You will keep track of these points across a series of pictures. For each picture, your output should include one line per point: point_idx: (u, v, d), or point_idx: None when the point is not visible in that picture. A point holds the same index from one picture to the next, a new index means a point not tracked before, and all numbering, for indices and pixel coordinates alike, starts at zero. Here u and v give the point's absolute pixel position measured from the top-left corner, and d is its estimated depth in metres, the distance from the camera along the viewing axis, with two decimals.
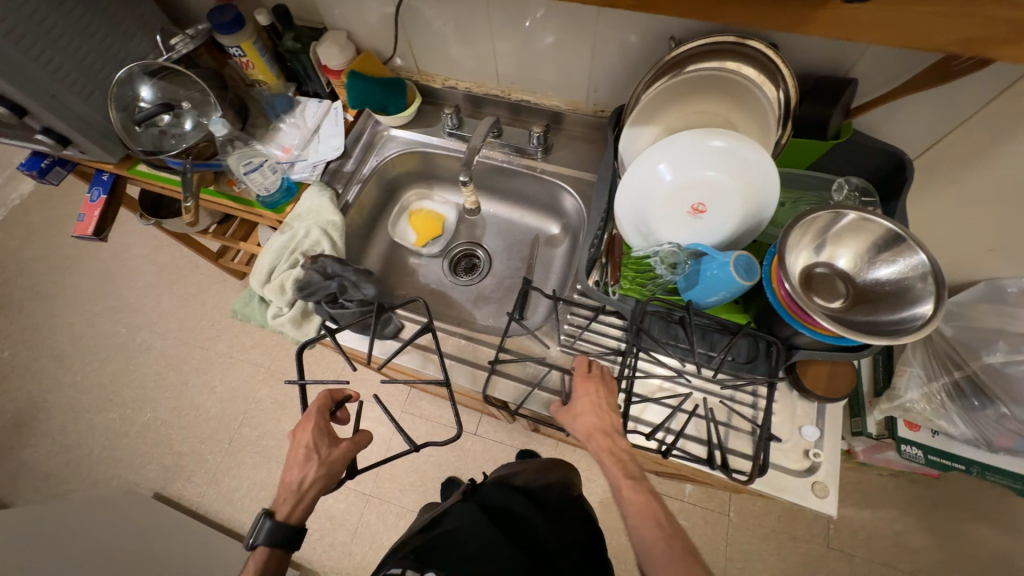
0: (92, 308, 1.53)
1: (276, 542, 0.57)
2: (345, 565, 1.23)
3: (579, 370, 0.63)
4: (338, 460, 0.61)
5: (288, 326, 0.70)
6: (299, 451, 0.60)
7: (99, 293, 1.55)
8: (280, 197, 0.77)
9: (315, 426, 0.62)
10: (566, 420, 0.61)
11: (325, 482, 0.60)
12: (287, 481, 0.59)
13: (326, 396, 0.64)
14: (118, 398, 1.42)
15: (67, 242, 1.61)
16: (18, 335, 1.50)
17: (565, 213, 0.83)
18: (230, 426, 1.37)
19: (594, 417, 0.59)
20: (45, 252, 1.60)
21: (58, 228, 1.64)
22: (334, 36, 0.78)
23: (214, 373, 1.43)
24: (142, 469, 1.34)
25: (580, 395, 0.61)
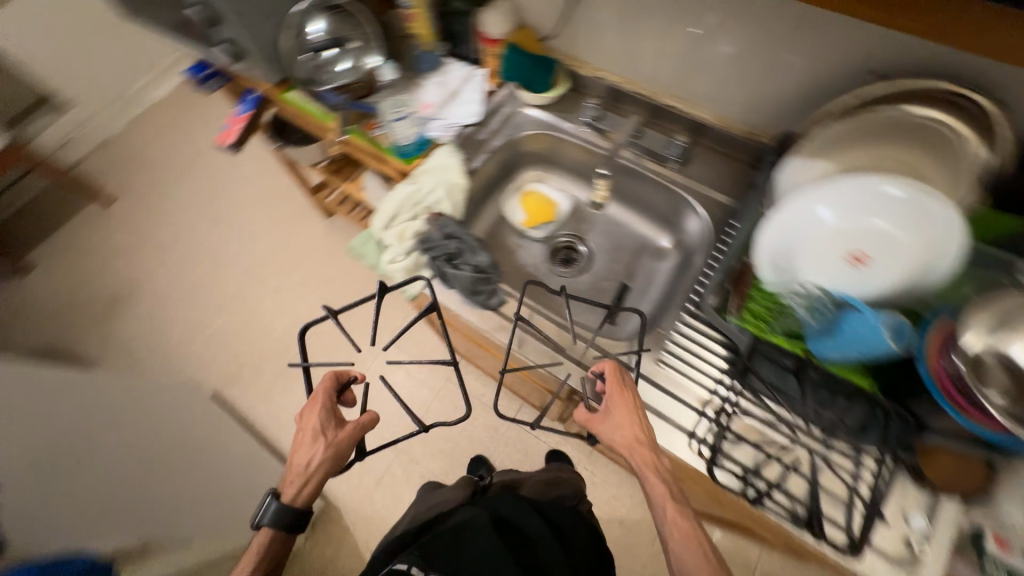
0: (197, 212, 1.66)
1: (282, 523, 0.58)
2: (364, 508, 1.28)
3: (611, 375, 0.61)
4: (344, 442, 0.59)
5: (400, 273, 0.73)
6: (303, 434, 0.59)
7: (204, 201, 1.68)
8: (413, 149, 0.80)
9: (319, 409, 0.60)
10: (602, 427, 0.61)
11: (332, 464, 0.60)
12: (295, 464, 0.59)
13: (333, 376, 0.62)
14: (202, 298, 1.54)
15: (188, 147, 1.76)
16: (131, 220, 1.66)
17: (682, 230, 0.81)
18: (291, 350, 1.45)
19: (636, 430, 0.58)
20: (168, 153, 1.75)
21: (184, 134, 1.78)
22: (505, 6, 0.80)
23: (287, 297, 1.52)
24: (208, 367, 1.45)
25: (614, 405, 0.60)
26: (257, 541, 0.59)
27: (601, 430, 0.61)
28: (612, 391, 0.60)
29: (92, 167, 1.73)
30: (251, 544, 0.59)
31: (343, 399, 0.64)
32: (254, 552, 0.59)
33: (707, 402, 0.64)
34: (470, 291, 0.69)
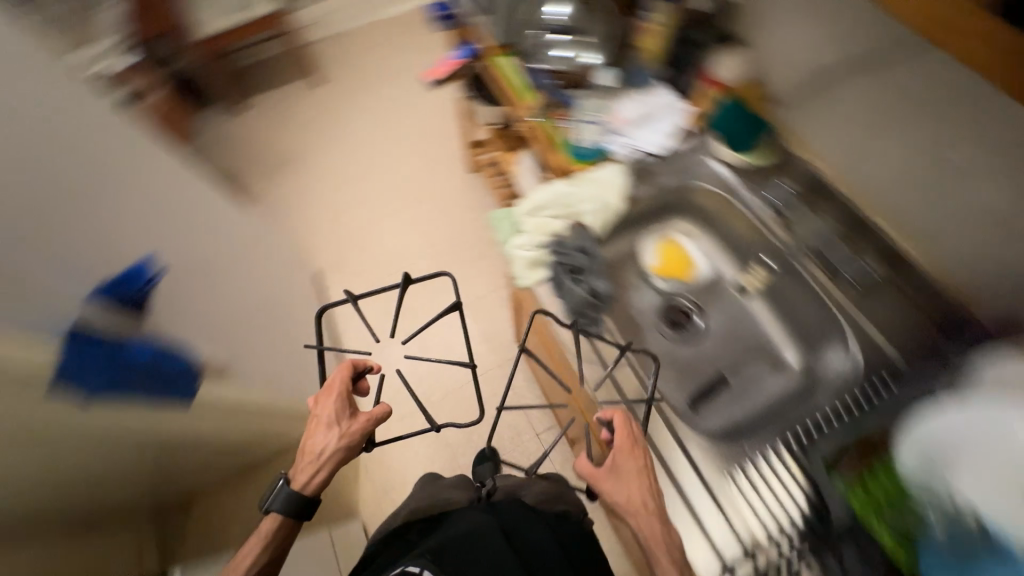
0: (374, 120, 1.86)
1: (291, 508, 0.61)
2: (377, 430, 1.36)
3: (620, 427, 0.60)
4: (357, 433, 0.61)
5: (522, 260, 0.76)
6: (319, 420, 0.62)
7: (386, 115, 1.87)
8: (588, 152, 0.81)
9: (335, 397, 0.62)
10: (607, 481, 0.58)
11: (345, 454, 0.61)
12: (308, 450, 0.61)
13: (349, 365, 0.63)
14: (343, 190, 1.74)
15: (393, 64, 1.97)
16: (325, 104, 1.91)
17: (817, 359, 0.72)
18: (389, 267, 1.59)
19: (643, 494, 0.57)
20: (377, 63, 1.98)
21: (396, 52, 2.00)
22: (748, 61, 0.82)
23: (407, 222, 1.66)
24: (321, 248, 1.64)
25: (624, 459, 0.59)
26: (266, 524, 0.62)
27: (604, 486, 0.58)
28: (622, 444, 0.60)
29: (323, 53, 2.02)
30: (260, 527, 0.62)
31: (358, 389, 0.66)
32: (263, 535, 0.62)
33: (760, 545, 0.57)
34: (577, 311, 0.70)
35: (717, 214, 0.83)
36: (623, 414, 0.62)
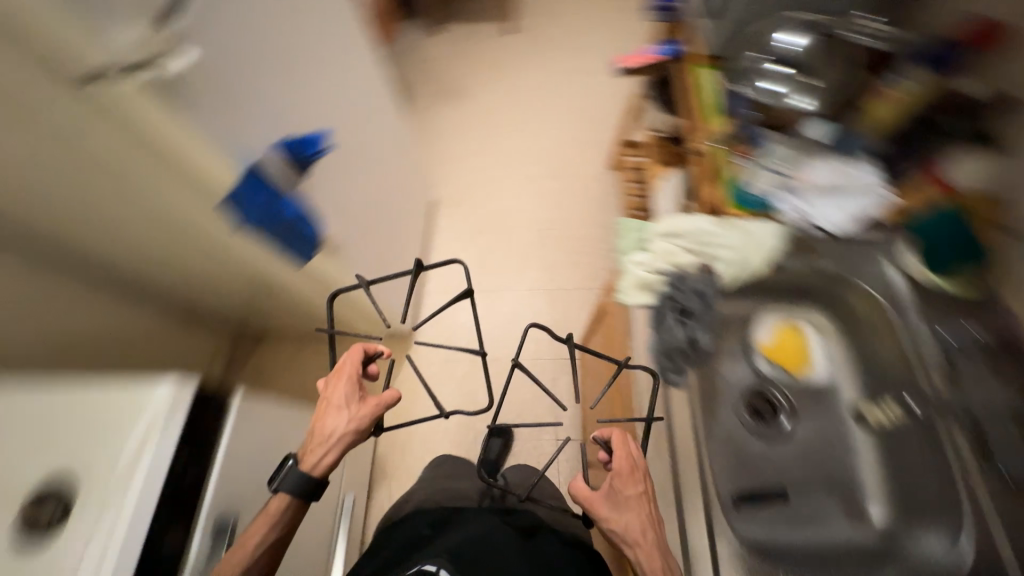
0: (546, 84, 1.89)
1: (301, 490, 0.61)
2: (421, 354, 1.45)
3: (621, 447, 0.64)
4: (367, 415, 0.65)
5: (634, 277, 0.73)
6: (332, 401, 0.66)
7: (559, 88, 1.91)
8: (752, 200, 0.74)
9: (347, 379, 0.67)
10: (605, 505, 0.61)
11: (353, 436, 0.64)
12: (322, 428, 0.64)
13: (360, 349, 0.69)
14: (490, 135, 1.81)
15: (589, 42, 1.97)
16: (511, 52, 1.98)
17: (903, 530, 0.64)
18: (495, 222, 1.66)
19: (641, 518, 0.59)
20: (575, 34, 2.00)
21: (597, 31, 1.99)
22: (994, 170, 0.69)
23: (529, 189, 1.70)
24: (448, 178, 1.75)
25: (624, 482, 0.62)
26: (271, 506, 0.61)
27: (602, 510, 0.61)
28: (624, 467, 0.63)
29: (530, 11, 2.10)
30: (269, 507, 0.61)
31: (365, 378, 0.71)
32: (271, 516, 0.61)
33: None
34: (667, 353, 0.67)
35: (863, 317, 0.73)
36: (622, 435, 0.66)
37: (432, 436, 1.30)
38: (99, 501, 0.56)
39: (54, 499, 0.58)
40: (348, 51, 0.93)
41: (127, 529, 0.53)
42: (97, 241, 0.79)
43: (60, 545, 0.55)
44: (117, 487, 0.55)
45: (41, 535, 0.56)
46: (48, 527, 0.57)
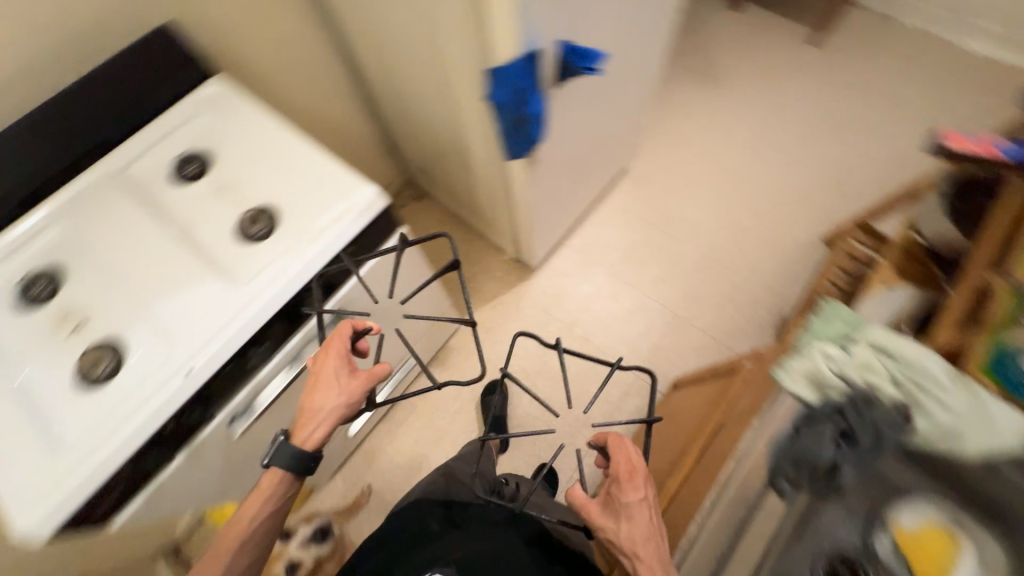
0: (810, 134, 1.68)
1: (295, 466, 0.62)
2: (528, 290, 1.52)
3: (618, 455, 0.66)
4: (359, 391, 0.63)
5: (811, 365, 0.63)
6: (323, 378, 0.63)
7: (821, 139, 1.68)
8: (1013, 377, 0.58)
9: (337, 355, 0.63)
10: (602, 511, 0.64)
11: (341, 412, 0.63)
12: (314, 405, 0.62)
13: (349, 323, 0.65)
14: (718, 146, 1.69)
15: (889, 119, 1.68)
16: (799, 81, 1.76)
17: None
18: (667, 226, 1.59)
19: (644, 525, 0.62)
20: (881, 102, 1.70)
21: (909, 114, 1.68)
22: None
23: (718, 218, 1.59)
24: (652, 158, 1.69)
25: (625, 490, 0.63)
26: (260, 483, 0.63)
27: (599, 518, 0.64)
28: (623, 475, 0.65)
29: (851, 45, 1.81)
30: (261, 485, 0.63)
31: (355, 352, 0.68)
32: (262, 492, 0.62)
33: None
34: (795, 458, 0.60)
35: None
36: (620, 440, 0.68)
37: (496, 360, 1.42)
38: (294, 242, 0.69)
39: (269, 221, 0.72)
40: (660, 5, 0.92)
41: (298, 269, 0.67)
42: (387, 52, 0.95)
43: (258, 255, 0.69)
44: (308, 239, 0.69)
45: (248, 239, 0.71)
46: (254, 239, 0.71)
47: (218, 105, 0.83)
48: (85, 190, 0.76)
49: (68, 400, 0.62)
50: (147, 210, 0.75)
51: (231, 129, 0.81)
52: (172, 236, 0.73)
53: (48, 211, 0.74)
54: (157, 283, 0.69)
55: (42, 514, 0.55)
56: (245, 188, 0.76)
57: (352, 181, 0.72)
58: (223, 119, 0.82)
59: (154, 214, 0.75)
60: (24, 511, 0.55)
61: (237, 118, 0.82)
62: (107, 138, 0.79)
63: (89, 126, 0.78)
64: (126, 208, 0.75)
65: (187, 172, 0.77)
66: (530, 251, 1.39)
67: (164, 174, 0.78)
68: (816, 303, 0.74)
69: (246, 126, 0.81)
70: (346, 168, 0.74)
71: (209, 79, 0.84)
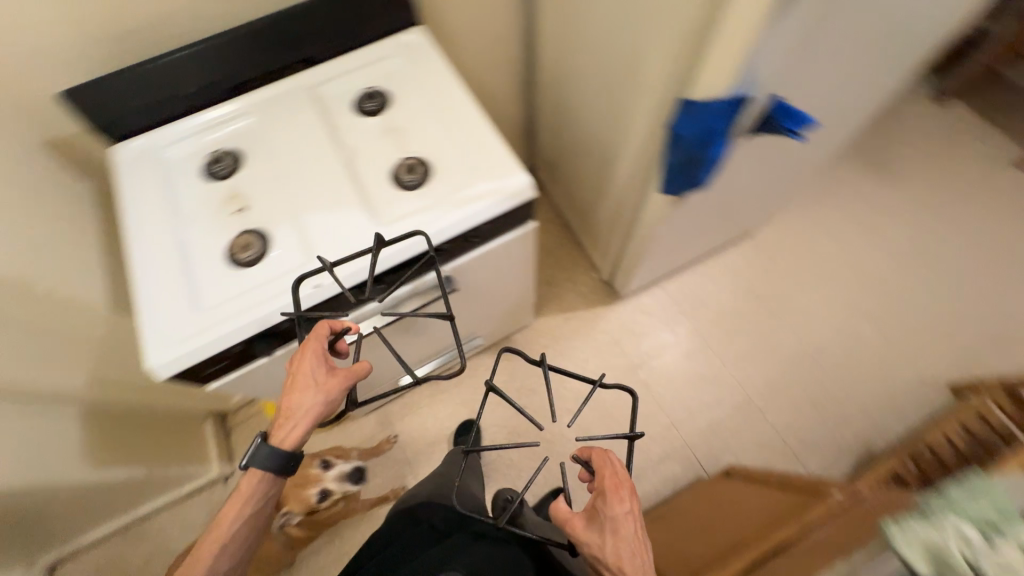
0: (980, 267, 1.46)
1: (273, 463, 0.59)
2: (608, 312, 1.48)
3: (600, 464, 0.61)
4: (337, 389, 0.59)
5: (935, 537, 0.55)
6: (300, 379, 0.59)
7: (991, 279, 1.46)
8: None
9: (314, 356, 0.60)
10: (587, 524, 0.59)
11: (320, 410, 0.59)
12: (289, 408, 0.59)
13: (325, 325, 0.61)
14: (864, 242, 1.53)
15: None
16: (989, 204, 1.53)
17: None
18: (776, 304, 1.47)
19: (631, 541, 0.56)
20: None
21: None
22: None
23: (836, 317, 1.45)
24: (786, 230, 1.56)
25: (609, 502, 0.58)
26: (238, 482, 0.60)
27: (583, 530, 0.58)
28: (607, 487, 0.58)
29: None
30: (240, 487, 0.60)
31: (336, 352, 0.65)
32: (244, 492, 0.60)
33: None
34: None
35: None
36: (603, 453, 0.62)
37: (553, 369, 1.41)
38: (439, 201, 0.72)
39: (423, 174, 0.75)
40: (883, 82, 0.83)
41: (435, 227, 0.70)
42: (577, 48, 0.95)
43: (405, 203, 0.73)
44: (452, 203, 0.71)
45: (400, 185, 0.75)
46: (405, 186, 0.75)
47: (412, 55, 0.88)
48: (282, 95, 0.84)
49: (216, 271, 0.70)
50: (324, 129, 0.82)
51: (416, 81, 0.86)
52: (337, 158, 0.79)
53: (251, 103, 0.83)
54: (314, 197, 0.75)
55: (171, 358, 0.63)
56: (411, 138, 0.80)
57: (509, 163, 0.74)
58: (412, 67, 0.87)
59: (329, 134, 0.81)
60: (159, 353, 0.63)
61: (424, 73, 0.86)
62: (312, 56, 0.87)
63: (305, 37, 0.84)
64: (308, 121, 0.82)
65: (367, 106, 0.83)
66: (626, 280, 1.35)
67: (348, 103, 0.85)
68: (966, 480, 0.66)
69: (430, 83, 0.85)
70: (507, 148, 0.75)
71: (412, 28, 0.89)
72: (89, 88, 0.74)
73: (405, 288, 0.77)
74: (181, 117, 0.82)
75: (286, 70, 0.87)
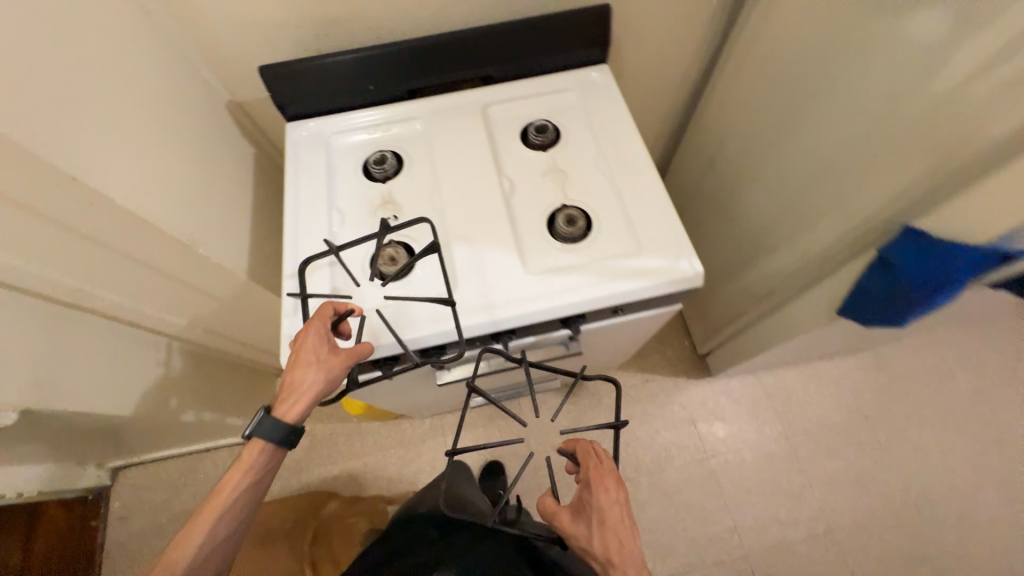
0: None
1: (275, 435, 0.55)
2: (690, 388, 1.37)
3: (585, 454, 0.63)
4: (338, 366, 0.57)
5: None
6: (302, 356, 0.57)
7: None
8: None
9: (317, 333, 0.58)
10: (573, 516, 0.60)
11: (320, 385, 0.57)
12: (288, 382, 0.56)
13: (330, 305, 0.61)
14: (1003, 392, 1.34)
15: None
16: None
17: None
18: (884, 433, 1.31)
19: (615, 524, 0.56)
20: None
21: None
22: None
23: (950, 467, 1.27)
24: (915, 353, 1.38)
25: (594, 491, 0.59)
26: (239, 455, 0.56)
27: (570, 524, 0.60)
28: (588, 473, 0.60)
29: None
30: (241, 458, 0.55)
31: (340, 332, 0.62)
32: (245, 463, 0.55)
33: None
34: None
35: None
36: (586, 445, 0.65)
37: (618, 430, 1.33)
38: (592, 265, 0.67)
39: (580, 230, 0.70)
40: None
41: (585, 295, 0.64)
42: (768, 122, 0.86)
43: (554, 259, 0.69)
44: (605, 271, 0.66)
45: (553, 235, 0.71)
46: (558, 238, 0.71)
47: (590, 94, 0.83)
48: (452, 108, 0.82)
49: (361, 278, 0.70)
50: (484, 152, 0.79)
51: (586, 124, 0.81)
52: (496, 187, 0.75)
53: (423, 109, 0.82)
54: (464, 225, 0.72)
55: None
56: (572, 184, 0.76)
57: (677, 243, 0.67)
58: (590, 106, 0.82)
59: (488, 159, 0.78)
60: None
61: (599, 116, 0.81)
62: (491, 74, 0.83)
63: (495, 57, 0.81)
64: (470, 140, 0.80)
65: (533, 139, 0.79)
66: (726, 364, 1.24)
67: (513, 130, 0.82)
68: None
69: (602, 128, 0.80)
70: (678, 225, 0.68)
71: (598, 65, 0.84)
72: (282, 66, 0.76)
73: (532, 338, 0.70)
74: (352, 109, 0.82)
75: (463, 83, 0.84)
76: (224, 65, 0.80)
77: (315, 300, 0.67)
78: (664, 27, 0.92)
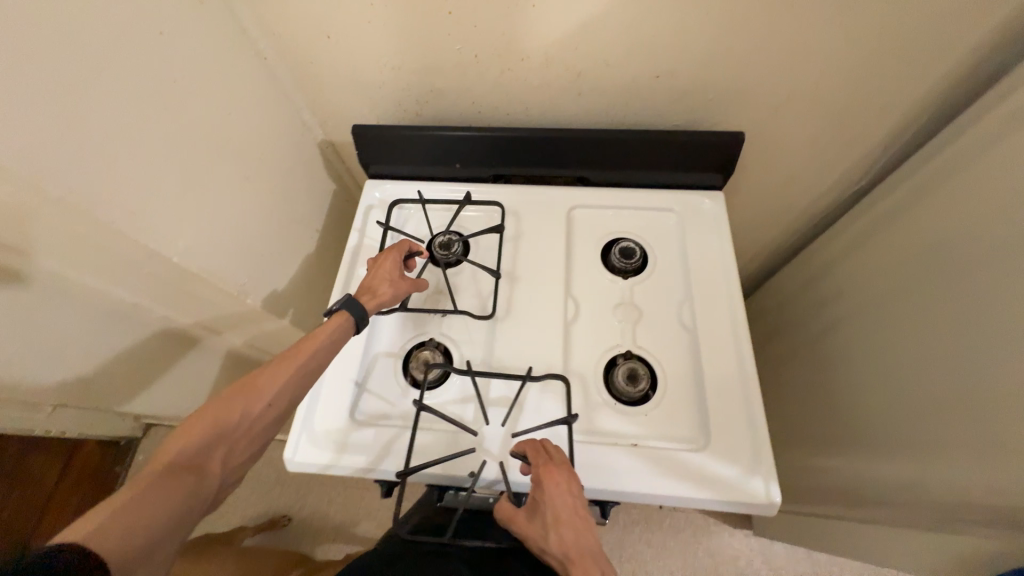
0: None
1: (355, 310, 0.60)
2: (724, 536, 1.19)
3: (538, 455, 0.54)
4: (409, 290, 0.65)
5: None
6: (381, 270, 0.64)
7: None
8: None
9: (398, 255, 0.65)
10: (528, 518, 0.52)
11: (390, 296, 0.64)
12: (368, 285, 0.63)
13: (408, 242, 0.67)
14: None
15: None
16: None
17: None
18: None
19: (575, 521, 0.50)
20: None
21: None
22: None
23: None
24: None
25: (547, 489, 0.52)
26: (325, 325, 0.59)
27: (525, 527, 0.52)
28: (540, 471, 0.52)
29: None
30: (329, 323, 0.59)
31: (407, 266, 0.68)
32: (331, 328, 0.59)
33: None
34: None
35: None
36: (536, 443, 0.56)
37: (627, 555, 1.19)
38: (644, 444, 0.57)
39: (641, 392, 0.60)
40: None
41: (626, 484, 0.55)
42: (911, 303, 0.70)
43: (602, 418, 0.60)
44: (658, 460, 0.56)
45: (608, 386, 0.62)
46: (612, 392, 0.61)
47: (695, 223, 0.72)
48: (537, 201, 0.75)
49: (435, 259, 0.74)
50: (558, 263, 0.70)
51: (680, 255, 0.71)
52: (559, 309, 0.67)
53: (505, 200, 0.75)
54: (515, 343, 0.65)
55: (304, 461, 0.59)
56: (644, 328, 0.65)
57: (753, 452, 0.56)
58: (689, 237, 0.71)
59: (560, 271, 0.70)
60: (300, 452, 0.59)
61: (698, 250, 0.70)
62: (587, 177, 0.75)
63: (596, 163, 0.73)
64: (546, 244, 0.72)
65: (615, 261, 0.69)
66: (773, 533, 1.06)
67: (598, 242, 0.72)
68: None
69: (698, 267, 0.69)
70: (761, 426, 0.57)
71: (712, 192, 0.73)
72: (375, 129, 0.74)
73: (542, 432, 0.59)
74: (435, 180, 0.78)
75: (554, 178, 0.77)
76: (326, 110, 0.79)
77: (396, 234, 0.75)
78: (799, 155, 0.79)
